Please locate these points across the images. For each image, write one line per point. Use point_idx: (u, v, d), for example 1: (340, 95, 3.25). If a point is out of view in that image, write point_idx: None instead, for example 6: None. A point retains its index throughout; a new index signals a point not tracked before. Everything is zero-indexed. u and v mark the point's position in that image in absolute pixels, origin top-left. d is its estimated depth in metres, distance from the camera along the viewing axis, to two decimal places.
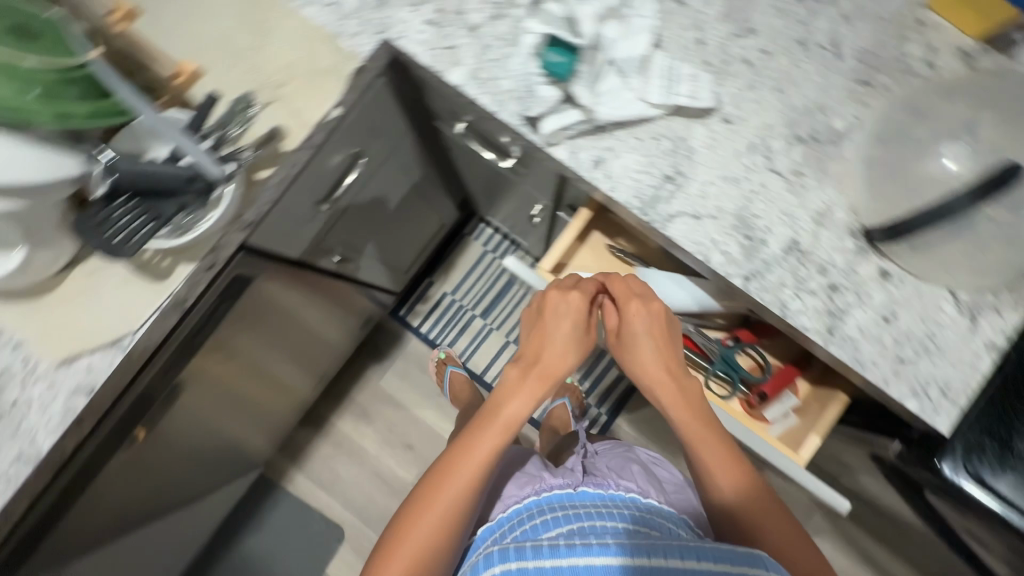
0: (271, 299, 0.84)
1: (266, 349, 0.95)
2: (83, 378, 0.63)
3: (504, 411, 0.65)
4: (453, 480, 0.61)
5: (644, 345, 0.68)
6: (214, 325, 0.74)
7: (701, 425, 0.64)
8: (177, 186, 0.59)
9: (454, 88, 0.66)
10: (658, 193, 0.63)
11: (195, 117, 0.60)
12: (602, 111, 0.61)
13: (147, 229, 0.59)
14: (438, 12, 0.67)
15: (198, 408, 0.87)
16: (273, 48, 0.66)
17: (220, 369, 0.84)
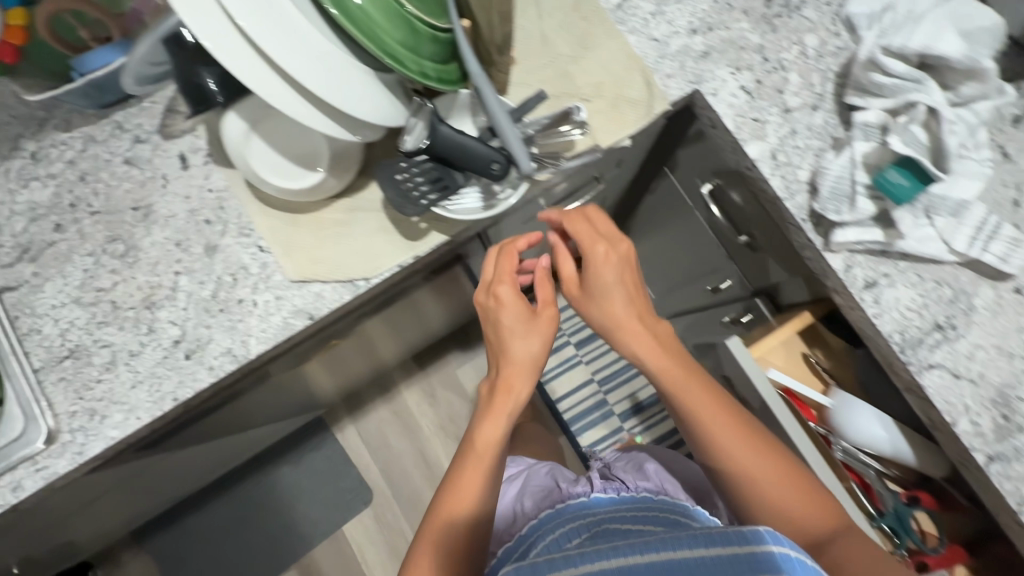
0: (413, 296, 0.84)
1: (383, 334, 0.96)
2: (309, 302, 0.65)
3: (495, 423, 0.66)
4: (462, 501, 0.64)
5: (617, 297, 0.65)
6: (355, 309, 0.75)
7: (680, 376, 0.64)
8: (479, 168, 0.60)
9: (747, 159, 0.65)
10: (922, 337, 0.61)
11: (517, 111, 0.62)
12: (905, 242, 0.58)
13: (431, 197, 0.60)
14: (756, 82, 0.66)
15: (310, 370, 0.88)
16: (588, 62, 0.67)
17: (344, 343, 0.85)
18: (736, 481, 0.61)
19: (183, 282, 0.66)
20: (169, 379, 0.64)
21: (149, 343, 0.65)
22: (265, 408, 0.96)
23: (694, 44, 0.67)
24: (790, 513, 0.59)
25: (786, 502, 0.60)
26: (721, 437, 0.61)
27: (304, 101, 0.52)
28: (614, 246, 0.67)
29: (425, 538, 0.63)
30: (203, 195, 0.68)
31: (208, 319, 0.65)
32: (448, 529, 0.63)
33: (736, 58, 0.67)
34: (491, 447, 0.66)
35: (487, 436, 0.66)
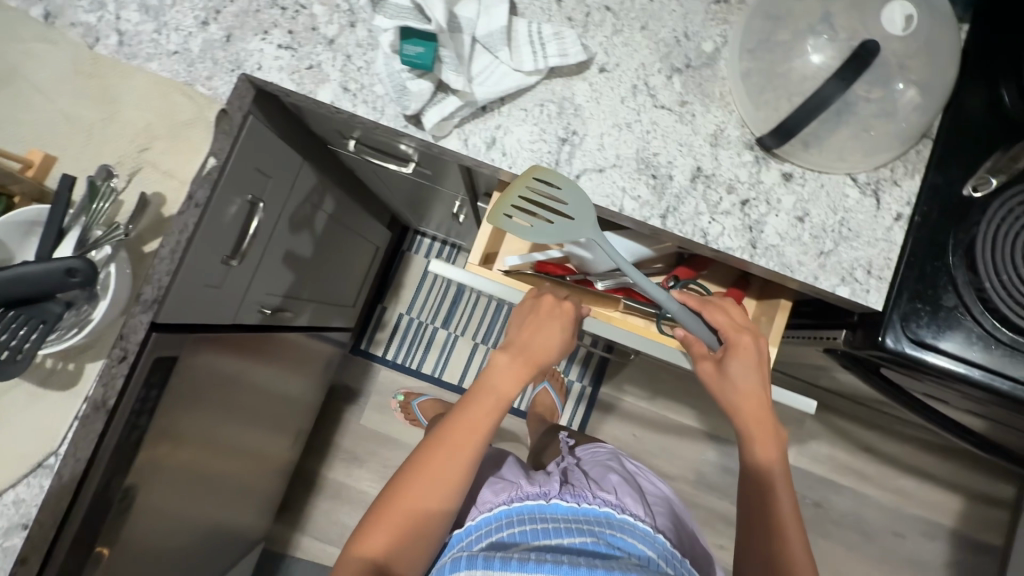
0: (203, 371, 0.78)
1: (216, 431, 0.90)
2: (13, 514, 0.58)
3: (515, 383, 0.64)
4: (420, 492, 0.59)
5: (750, 378, 0.67)
6: (141, 422, 0.68)
7: (769, 430, 0.67)
8: (56, 283, 0.53)
9: (329, 106, 0.64)
10: (557, 157, 0.63)
11: (53, 208, 0.54)
12: (480, 91, 0.60)
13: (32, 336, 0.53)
14: (289, 34, 0.64)
15: (160, 511, 0.83)
16: (127, 113, 0.62)
17: (168, 466, 0.79)
18: (755, 439, 0.67)
19: None
20: None
21: None
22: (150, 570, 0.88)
23: (213, 35, 0.64)
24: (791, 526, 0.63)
25: (776, 497, 0.65)
26: (768, 449, 0.66)
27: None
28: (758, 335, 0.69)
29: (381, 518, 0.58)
30: None
31: None
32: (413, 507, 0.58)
33: (258, 24, 0.64)
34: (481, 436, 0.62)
35: (481, 418, 0.62)
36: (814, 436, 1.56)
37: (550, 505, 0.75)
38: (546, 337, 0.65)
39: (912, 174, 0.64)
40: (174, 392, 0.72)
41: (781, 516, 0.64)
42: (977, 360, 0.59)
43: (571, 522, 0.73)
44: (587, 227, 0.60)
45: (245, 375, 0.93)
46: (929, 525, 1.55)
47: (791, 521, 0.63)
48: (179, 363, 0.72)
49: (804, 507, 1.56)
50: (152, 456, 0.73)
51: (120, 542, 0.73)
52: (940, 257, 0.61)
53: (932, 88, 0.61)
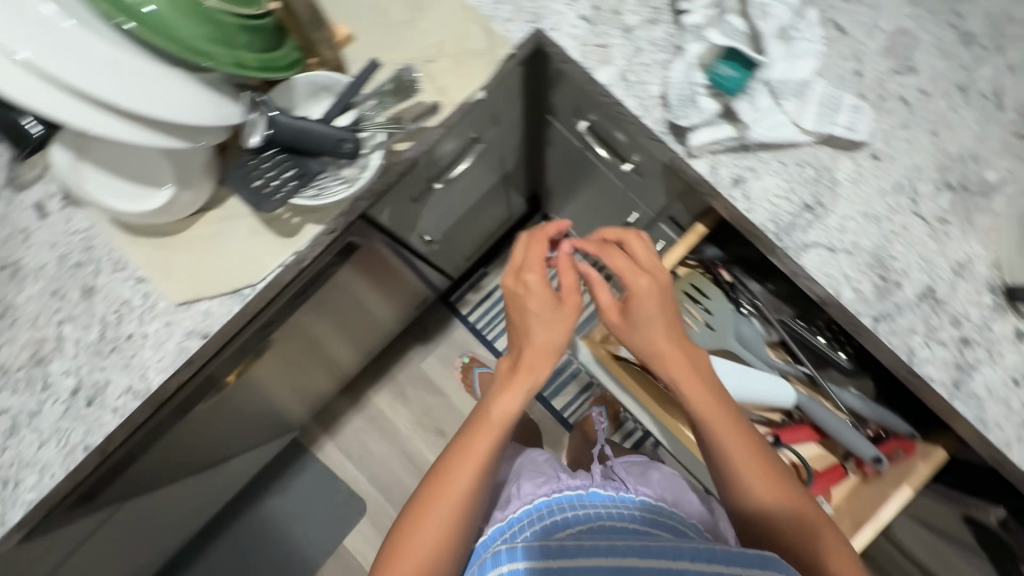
0: (347, 285, 0.84)
1: (335, 326, 0.97)
2: (199, 322, 0.64)
3: (512, 396, 0.65)
4: (441, 504, 0.61)
5: (655, 326, 0.63)
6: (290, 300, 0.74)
7: (733, 428, 0.60)
8: (329, 149, 0.59)
9: (601, 86, 0.66)
10: (795, 221, 0.62)
11: (352, 84, 0.60)
12: (755, 130, 0.60)
13: (286, 188, 0.60)
14: (594, 8, 0.66)
15: (272, 369, 0.89)
16: (428, 23, 0.66)
17: (298, 338, 0.85)
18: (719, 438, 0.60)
19: (68, 331, 0.65)
20: (75, 430, 0.63)
21: (47, 399, 0.64)
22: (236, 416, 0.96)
23: None
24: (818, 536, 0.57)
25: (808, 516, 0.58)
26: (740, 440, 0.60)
27: (130, 122, 0.52)
28: (657, 276, 0.64)
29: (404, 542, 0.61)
30: (68, 239, 0.66)
31: (101, 361, 0.64)
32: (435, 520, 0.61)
33: None
34: (504, 418, 0.65)
35: (501, 414, 0.65)
36: None
37: (589, 493, 0.75)
38: (553, 330, 0.66)
39: None
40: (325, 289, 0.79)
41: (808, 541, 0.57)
42: None
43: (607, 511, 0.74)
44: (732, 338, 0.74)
45: (360, 296, 0.94)
46: None
47: (826, 530, 0.58)
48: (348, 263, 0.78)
49: None
50: (293, 327, 0.80)
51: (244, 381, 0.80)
52: None
53: None
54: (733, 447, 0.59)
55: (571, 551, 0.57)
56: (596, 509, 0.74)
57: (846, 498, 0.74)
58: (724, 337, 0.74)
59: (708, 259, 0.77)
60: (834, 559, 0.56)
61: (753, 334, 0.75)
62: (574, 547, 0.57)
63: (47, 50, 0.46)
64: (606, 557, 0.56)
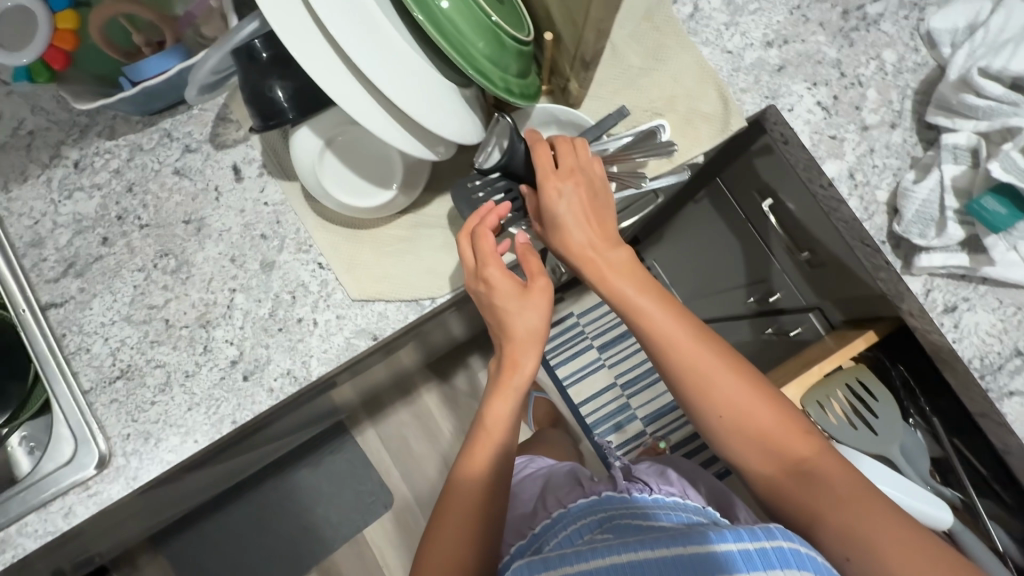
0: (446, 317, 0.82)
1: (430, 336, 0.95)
2: (372, 322, 0.63)
3: (506, 400, 0.58)
4: (454, 506, 0.56)
5: (570, 224, 0.56)
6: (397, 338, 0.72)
7: (719, 367, 0.55)
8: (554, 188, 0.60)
9: (824, 177, 0.64)
10: (1003, 363, 0.60)
11: (594, 129, 0.60)
12: (995, 269, 0.57)
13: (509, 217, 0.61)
14: (833, 98, 0.65)
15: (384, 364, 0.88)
16: (663, 74, 0.65)
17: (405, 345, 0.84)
18: (752, 458, 0.55)
19: (239, 300, 0.64)
20: (227, 401, 0.62)
21: (205, 364, 0.63)
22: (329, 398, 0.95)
23: (769, 58, 0.66)
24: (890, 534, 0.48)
25: (812, 467, 0.53)
26: (761, 412, 0.54)
27: (399, 125, 0.51)
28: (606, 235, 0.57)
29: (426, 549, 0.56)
30: (258, 208, 0.65)
31: (266, 339, 0.63)
32: (448, 525, 0.56)
33: (812, 72, 0.65)
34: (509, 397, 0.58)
35: (503, 407, 0.58)
36: None
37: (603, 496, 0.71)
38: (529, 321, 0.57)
39: None
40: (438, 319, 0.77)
41: (818, 486, 0.52)
42: None
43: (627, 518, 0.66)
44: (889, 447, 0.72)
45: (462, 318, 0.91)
46: None
47: (836, 496, 0.51)
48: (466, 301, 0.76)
49: None
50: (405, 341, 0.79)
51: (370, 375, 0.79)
52: None
53: None
54: (731, 401, 0.54)
55: (568, 559, 0.48)
56: (615, 512, 0.68)
57: None
58: (885, 444, 0.73)
59: (877, 359, 0.76)
60: (846, 530, 0.50)
61: (915, 446, 0.73)
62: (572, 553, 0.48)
63: (363, 43, 0.46)
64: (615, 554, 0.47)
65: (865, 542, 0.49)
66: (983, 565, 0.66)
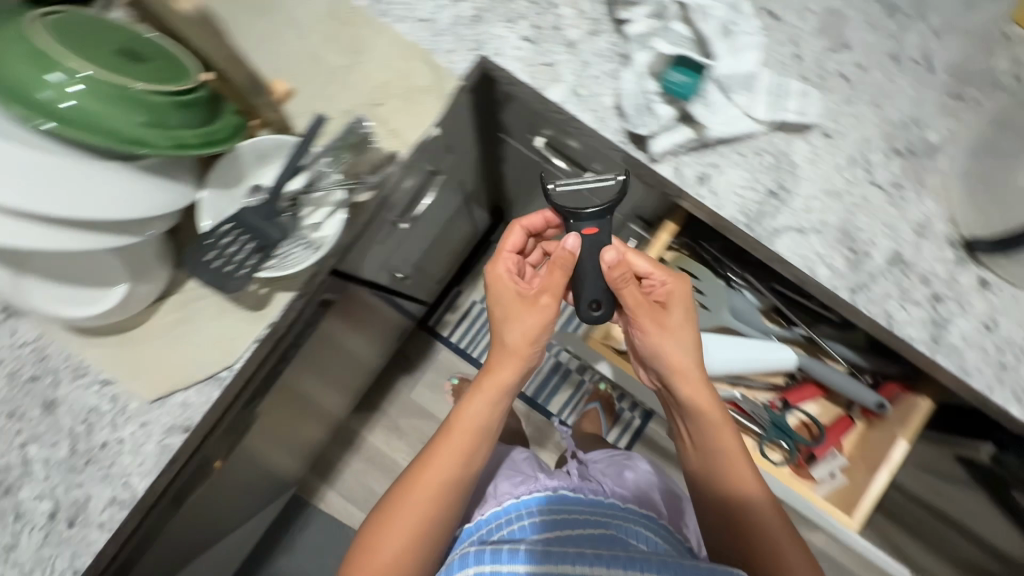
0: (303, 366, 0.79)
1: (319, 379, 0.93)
2: (178, 415, 0.60)
3: (484, 400, 0.67)
4: (406, 511, 0.64)
5: (682, 342, 0.66)
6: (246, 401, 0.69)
7: (729, 432, 0.66)
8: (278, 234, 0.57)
9: (554, 105, 0.65)
10: (763, 208, 0.64)
11: (299, 146, 0.56)
12: (714, 128, 0.62)
13: (253, 260, 0.57)
14: (534, 28, 0.66)
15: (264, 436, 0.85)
16: (369, 66, 0.64)
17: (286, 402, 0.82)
18: (725, 459, 0.65)
19: (34, 452, 0.59)
20: (61, 556, 0.58)
21: (23, 530, 0.58)
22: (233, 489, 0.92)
23: (463, 12, 0.66)
24: (777, 528, 0.62)
25: (748, 500, 0.64)
26: (745, 471, 0.64)
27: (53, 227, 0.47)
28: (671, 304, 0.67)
29: (384, 523, 0.64)
30: (17, 352, 0.61)
31: (77, 477, 0.59)
32: (405, 512, 0.64)
33: (507, 12, 0.66)
34: (484, 424, 0.67)
35: (471, 418, 0.67)
36: None
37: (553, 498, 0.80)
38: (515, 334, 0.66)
39: None
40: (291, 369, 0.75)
41: (758, 514, 0.63)
42: None
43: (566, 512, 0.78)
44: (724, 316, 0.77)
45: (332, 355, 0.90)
46: None
47: (768, 516, 0.63)
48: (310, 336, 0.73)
49: None
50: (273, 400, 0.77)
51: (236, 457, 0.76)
52: None
53: None
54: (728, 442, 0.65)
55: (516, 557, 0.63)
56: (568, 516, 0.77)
57: (857, 446, 0.79)
58: (718, 314, 0.77)
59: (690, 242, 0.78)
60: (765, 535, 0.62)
61: (745, 305, 0.77)
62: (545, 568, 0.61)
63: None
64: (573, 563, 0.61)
65: (768, 528, 0.62)
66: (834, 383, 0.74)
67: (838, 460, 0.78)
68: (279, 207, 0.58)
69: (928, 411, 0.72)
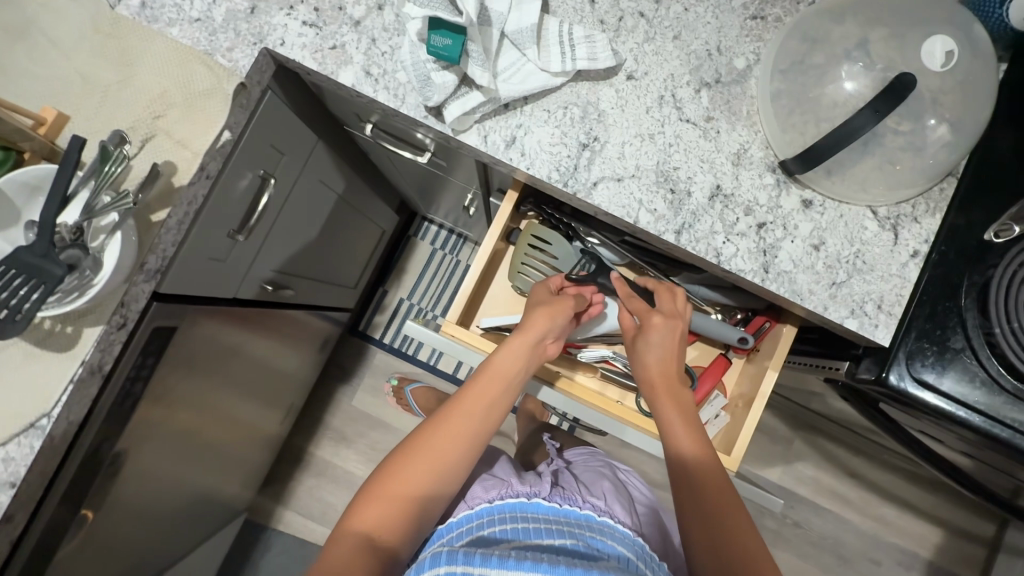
0: (175, 393, 0.77)
1: (212, 399, 0.91)
2: (1, 472, 0.58)
3: (512, 352, 0.66)
4: (411, 460, 0.60)
5: (667, 358, 0.67)
6: (103, 442, 0.67)
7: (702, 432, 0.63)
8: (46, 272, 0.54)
9: (349, 89, 0.63)
10: (576, 162, 0.62)
11: (59, 174, 0.53)
12: (504, 89, 0.59)
13: (36, 303, 0.53)
14: (315, 10, 0.63)
15: (153, 471, 0.83)
16: (144, 78, 0.61)
17: (167, 431, 0.80)
18: (701, 447, 0.61)
19: None
20: None
21: None
22: (139, 529, 0.90)
23: (238, 5, 0.62)
24: (744, 529, 0.55)
25: (721, 494, 0.58)
26: (718, 467, 0.60)
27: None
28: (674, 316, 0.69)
29: (402, 458, 0.60)
30: None
31: None
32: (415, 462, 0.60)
33: None
34: (508, 377, 0.65)
35: (506, 365, 0.65)
36: (801, 457, 1.56)
37: (532, 503, 0.71)
38: (536, 318, 0.67)
39: (933, 213, 0.63)
40: (156, 400, 0.73)
41: (727, 514, 0.56)
42: (967, 400, 0.57)
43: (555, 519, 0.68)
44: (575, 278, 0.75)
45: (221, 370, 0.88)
46: (907, 555, 1.54)
47: (734, 510, 0.56)
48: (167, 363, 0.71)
49: (784, 526, 1.56)
50: (147, 433, 0.75)
51: (111, 500, 0.74)
52: (951, 297, 0.59)
53: (965, 124, 0.59)
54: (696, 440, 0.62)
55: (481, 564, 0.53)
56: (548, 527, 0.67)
57: (737, 384, 0.79)
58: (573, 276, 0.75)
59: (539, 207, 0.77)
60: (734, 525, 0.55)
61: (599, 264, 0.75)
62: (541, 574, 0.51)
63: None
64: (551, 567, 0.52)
65: (733, 525, 0.55)
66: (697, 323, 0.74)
67: (719, 401, 0.77)
68: (55, 239, 0.55)
69: (791, 338, 0.72)
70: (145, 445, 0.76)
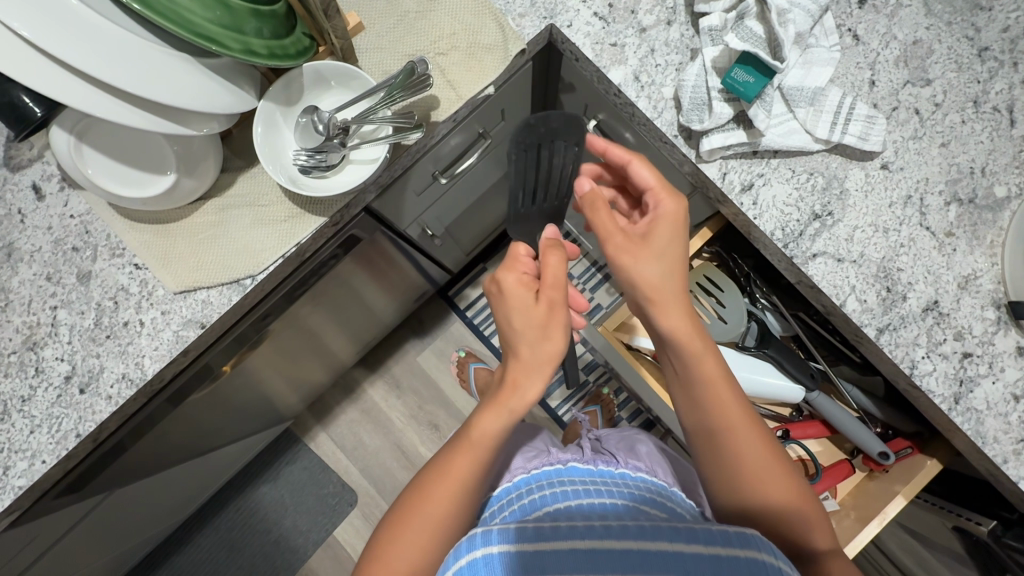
0: (323, 292, 0.81)
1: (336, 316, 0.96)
2: (197, 311, 0.63)
3: (502, 414, 0.54)
4: (405, 538, 0.52)
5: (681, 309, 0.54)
6: (257, 311, 0.72)
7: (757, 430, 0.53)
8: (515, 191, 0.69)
9: (613, 86, 0.65)
10: (803, 229, 0.62)
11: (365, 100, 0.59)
12: (768, 137, 0.60)
13: (303, 161, 0.61)
14: (609, 7, 0.65)
15: (271, 360, 0.88)
16: (440, 15, 0.65)
17: (300, 326, 0.85)
18: (741, 451, 0.52)
19: (62, 316, 0.63)
20: (68, 417, 0.62)
21: (40, 385, 0.62)
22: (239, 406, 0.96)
23: None
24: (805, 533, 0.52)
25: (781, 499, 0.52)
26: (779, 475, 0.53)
27: (118, 102, 0.49)
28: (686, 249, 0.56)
29: (403, 517, 0.53)
30: (65, 223, 0.64)
31: (95, 348, 0.63)
32: (424, 513, 0.53)
33: None
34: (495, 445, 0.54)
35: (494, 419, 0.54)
36: None
37: (566, 468, 0.66)
38: (551, 263, 0.56)
39: None
40: (310, 294, 0.78)
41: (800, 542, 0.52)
42: None
43: (598, 485, 0.65)
44: (737, 334, 0.75)
45: (357, 290, 0.91)
46: None
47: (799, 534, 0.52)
48: (340, 262, 0.77)
49: None
50: (288, 321, 0.79)
51: (243, 367, 0.79)
52: None
53: None
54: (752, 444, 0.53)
55: (550, 534, 0.49)
56: (590, 494, 0.62)
57: (851, 494, 0.77)
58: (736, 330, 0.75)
59: (725, 252, 0.78)
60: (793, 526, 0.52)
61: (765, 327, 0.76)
62: (555, 529, 0.49)
63: (42, 21, 0.44)
64: (596, 537, 0.48)
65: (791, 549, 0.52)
66: (840, 425, 0.73)
67: (829, 503, 0.76)
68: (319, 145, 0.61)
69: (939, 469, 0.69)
70: (282, 330, 0.80)
